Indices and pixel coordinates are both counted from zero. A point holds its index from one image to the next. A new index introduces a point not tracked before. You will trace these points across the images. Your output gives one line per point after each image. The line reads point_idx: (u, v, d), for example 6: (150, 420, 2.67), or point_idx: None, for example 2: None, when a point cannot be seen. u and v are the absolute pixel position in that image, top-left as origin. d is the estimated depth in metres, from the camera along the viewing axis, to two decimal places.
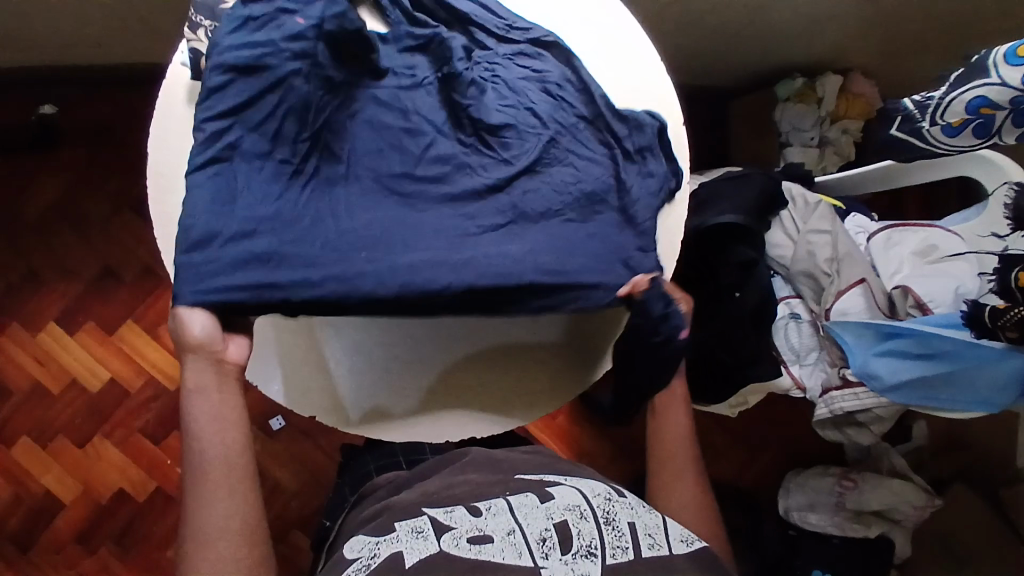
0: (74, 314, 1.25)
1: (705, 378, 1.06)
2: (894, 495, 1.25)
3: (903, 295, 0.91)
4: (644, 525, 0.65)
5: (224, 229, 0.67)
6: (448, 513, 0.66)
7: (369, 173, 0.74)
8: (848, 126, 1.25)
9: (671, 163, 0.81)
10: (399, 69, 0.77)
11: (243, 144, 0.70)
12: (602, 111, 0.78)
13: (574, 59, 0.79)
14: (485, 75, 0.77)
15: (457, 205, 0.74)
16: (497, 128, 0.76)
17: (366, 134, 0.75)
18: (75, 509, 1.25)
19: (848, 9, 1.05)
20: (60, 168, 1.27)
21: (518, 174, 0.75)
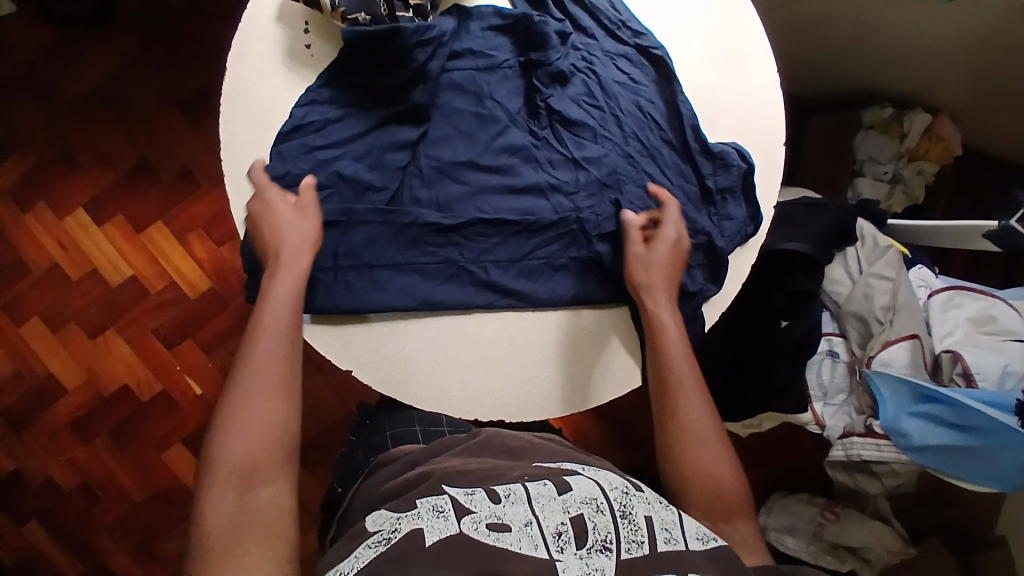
0: (103, 204, 1.22)
1: (727, 394, 1.05)
2: (870, 537, 1.26)
3: (952, 360, 0.89)
4: (660, 520, 0.58)
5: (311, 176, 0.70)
6: (469, 495, 0.59)
7: (431, 161, 0.72)
8: (923, 167, 1.20)
9: (751, 209, 0.76)
10: (479, 48, 0.73)
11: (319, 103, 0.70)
12: (690, 143, 0.75)
13: (676, 84, 0.75)
14: (580, 65, 0.75)
15: (519, 197, 0.74)
16: (573, 125, 0.75)
17: (439, 120, 0.73)
18: (76, 396, 1.25)
19: (960, 53, 1.00)
20: (113, 49, 1.22)
21: (586, 179, 0.74)
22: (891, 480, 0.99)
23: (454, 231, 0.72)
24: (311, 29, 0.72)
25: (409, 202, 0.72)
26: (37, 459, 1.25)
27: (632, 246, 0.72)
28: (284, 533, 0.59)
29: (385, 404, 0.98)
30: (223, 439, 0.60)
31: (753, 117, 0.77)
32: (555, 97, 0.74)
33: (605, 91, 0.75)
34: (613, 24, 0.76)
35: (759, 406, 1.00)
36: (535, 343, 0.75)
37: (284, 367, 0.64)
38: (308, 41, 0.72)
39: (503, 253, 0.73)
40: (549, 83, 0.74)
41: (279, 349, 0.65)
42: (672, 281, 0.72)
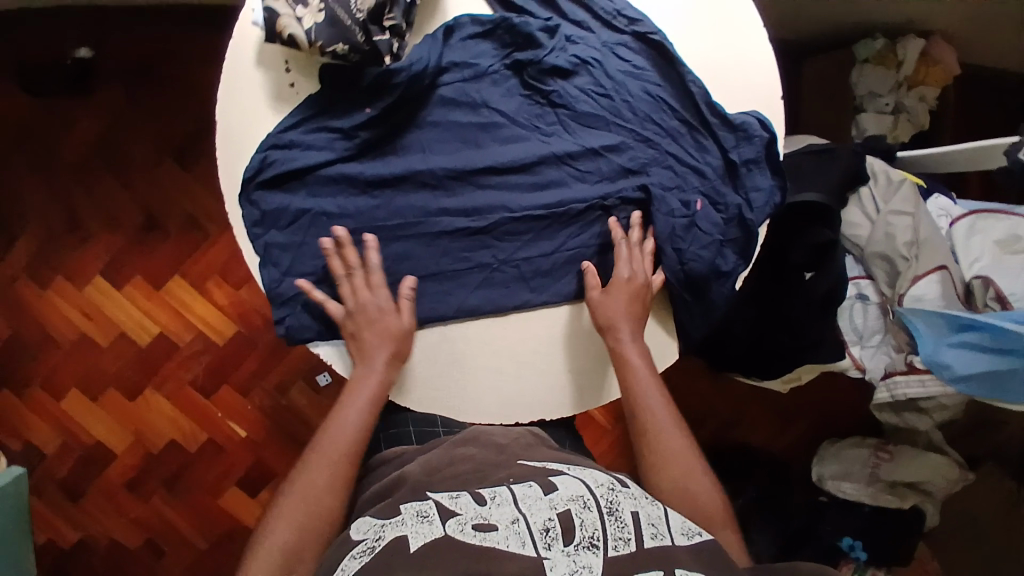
0: (119, 267, 1.24)
1: (758, 355, 1.06)
2: (927, 469, 1.25)
3: (983, 287, 0.89)
4: (646, 515, 0.59)
5: (315, 205, 0.69)
6: (454, 497, 0.61)
7: (442, 168, 0.70)
8: (925, 93, 1.17)
9: (778, 177, 0.74)
10: (463, 59, 0.70)
11: (310, 140, 0.67)
12: (708, 119, 0.74)
13: (681, 66, 0.73)
14: (581, 57, 0.72)
15: (541, 193, 0.74)
16: (584, 118, 0.73)
17: (442, 135, 0.71)
18: (127, 457, 1.28)
19: None
20: (102, 113, 1.24)
21: (609, 166, 0.74)
22: (939, 414, 0.99)
23: (485, 233, 0.73)
24: (293, 68, 0.69)
25: (436, 211, 0.71)
26: (98, 522, 1.29)
27: (591, 292, 0.73)
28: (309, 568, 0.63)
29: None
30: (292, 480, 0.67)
31: (747, 75, 0.75)
32: (560, 92, 0.73)
33: (611, 81, 0.73)
34: (608, 14, 0.73)
35: (795, 360, 1.01)
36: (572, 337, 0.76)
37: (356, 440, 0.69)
38: (291, 79, 0.69)
39: (541, 250, 0.74)
40: (549, 80, 0.72)
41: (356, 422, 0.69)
42: (637, 310, 0.73)
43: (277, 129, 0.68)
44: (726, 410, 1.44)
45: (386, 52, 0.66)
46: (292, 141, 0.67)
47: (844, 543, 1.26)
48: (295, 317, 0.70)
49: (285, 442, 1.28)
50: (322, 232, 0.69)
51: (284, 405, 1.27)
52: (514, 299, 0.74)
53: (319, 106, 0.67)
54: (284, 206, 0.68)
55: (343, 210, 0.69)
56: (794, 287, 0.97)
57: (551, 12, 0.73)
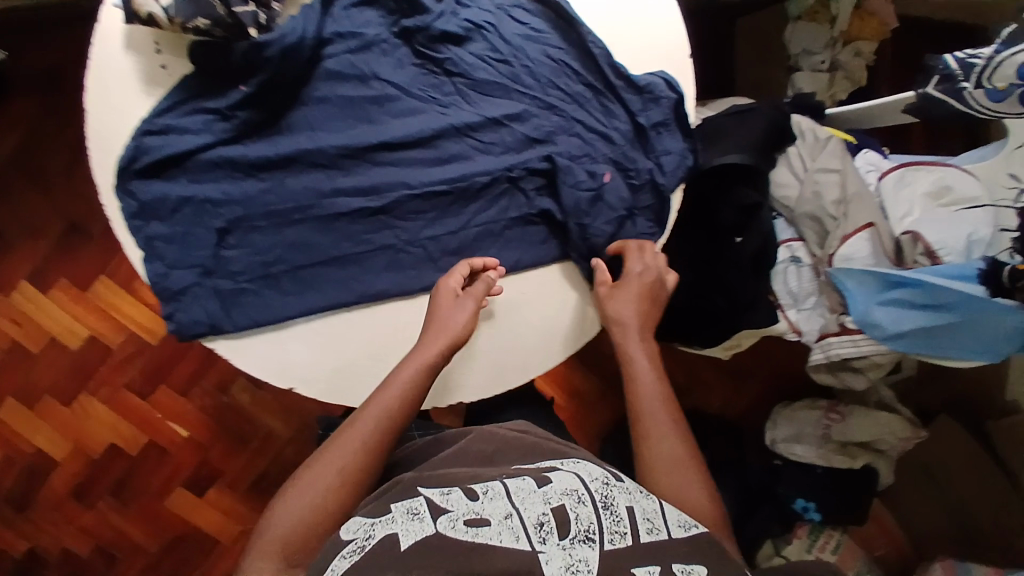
0: (44, 272, 1.20)
1: (697, 325, 1.02)
2: (879, 427, 1.24)
3: (912, 242, 0.87)
4: (642, 510, 0.56)
5: (197, 193, 0.65)
6: (445, 493, 0.56)
7: (331, 146, 0.67)
8: (860, 48, 1.14)
9: (689, 140, 0.73)
10: (346, 29, 0.67)
11: (185, 124, 0.64)
12: (612, 81, 0.71)
13: (581, 26, 0.70)
14: (475, 21, 0.70)
15: (443, 168, 0.70)
16: (482, 86, 0.70)
17: (330, 111, 0.67)
18: (69, 466, 1.25)
19: None
20: (13, 113, 1.19)
21: (514, 137, 0.71)
22: (875, 372, 0.98)
23: (385, 213, 0.69)
24: (164, 49, 0.65)
25: (330, 192, 0.67)
26: (46, 534, 1.26)
27: (602, 287, 0.70)
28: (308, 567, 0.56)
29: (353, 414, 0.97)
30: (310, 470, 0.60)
31: (651, 34, 0.72)
32: (454, 59, 0.69)
33: (508, 45, 0.70)
34: None
35: (732, 325, 0.97)
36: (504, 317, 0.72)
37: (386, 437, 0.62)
38: (163, 61, 0.65)
39: (439, 229, 0.70)
40: (441, 47, 0.69)
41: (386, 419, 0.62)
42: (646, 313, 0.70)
43: (150, 114, 0.64)
44: (681, 380, 1.43)
45: (250, 24, 0.62)
46: (166, 125, 0.63)
47: (798, 506, 1.27)
48: (186, 312, 0.65)
49: (231, 440, 1.25)
50: (207, 222, 0.65)
51: (226, 403, 1.24)
52: (421, 283, 0.69)
53: (194, 87, 0.64)
54: (164, 196, 0.64)
55: (228, 196, 0.65)
56: (724, 249, 0.94)
57: None
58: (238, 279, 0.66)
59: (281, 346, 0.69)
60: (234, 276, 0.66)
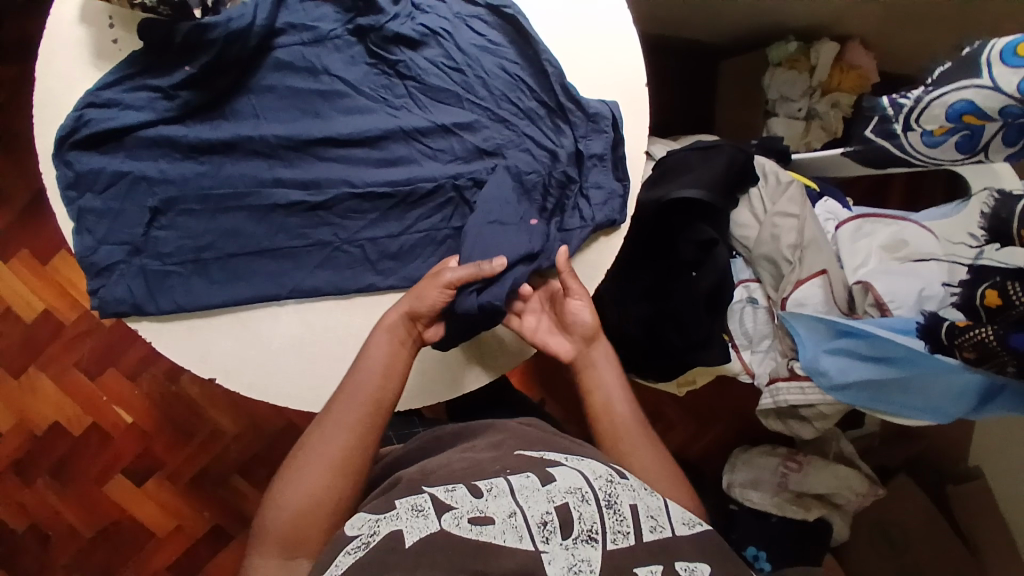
0: (7, 243, 1.19)
1: (653, 359, 1.02)
2: (836, 480, 1.22)
3: (863, 292, 0.86)
4: (645, 507, 0.56)
5: (135, 169, 0.65)
6: (449, 491, 0.56)
7: (276, 135, 0.67)
8: (839, 99, 1.15)
9: (624, 178, 0.72)
10: (300, 21, 0.67)
11: (126, 99, 0.64)
12: (563, 102, 0.71)
13: (537, 43, 0.70)
14: (432, 27, 0.70)
15: (389, 169, 0.70)
16: (434, 92, 0.71)
17: (279, 102, 0.68)
18: (10, 440, 1.23)
19: None
20: None
21: (463, 146, 0.71)
22: (823, 422, 0.96)
23: (325, 208, 0.68)
24: (117, 24, 0.65)
25: (270, 182, 0.67)
26: None
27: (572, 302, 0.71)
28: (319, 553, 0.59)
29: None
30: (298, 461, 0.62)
31: (604, 65, 0.74)
32: (407, 62, 0.70)
33: (463, 54, 0.70)
34: None
35: (684, 361, 0.97)
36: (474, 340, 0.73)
37: (371, 417, 0.63)
38: (115, 35, 0.65)
39: (373, 230, 0.69)
40: (396, 49, 0.69)
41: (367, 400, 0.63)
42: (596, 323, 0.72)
43: (95, 87, 0.64)
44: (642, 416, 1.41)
45: (196, 5, 0.64)
46: (109, 99, 0.64)
47: (748, 553, 1.25)
48: (110, 289, 0.64)
49: (175, 431, 1.23)
50: (143, 199, 0.65)
51: (173, 391, 1.23)
52: (352, 282, 0.68)
53: (142, 64, 0.64)
54: (100, 169, 0.64)
55: (167, 175, 0.65)
56: (679, 282, 0.95)
57: None
58: (167, 259, 0.66)
59: (210, 335, 0.68)
60: (163, 257, 0.66)
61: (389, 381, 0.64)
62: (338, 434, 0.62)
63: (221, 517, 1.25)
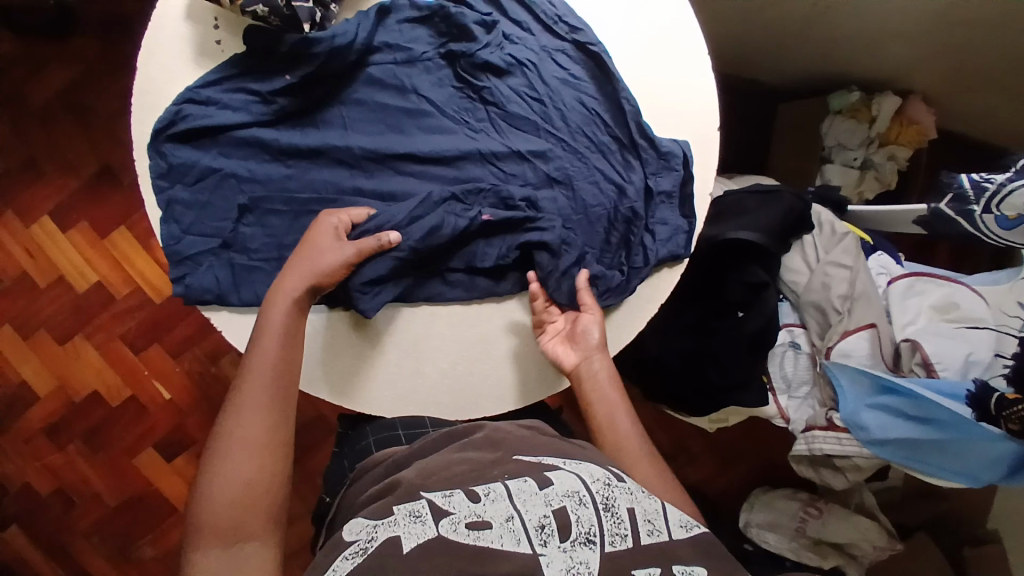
0: (68, 212, 1.23)
1: (689, 394, 1.03)
2: (855, 531, 1.21)
3: (911, 350, 0.86)
4: (643, 510, 0.55)
5: (225, 165, 0.67)
6: (446, 496, 0.55)
7: (360, 146, 0.69)
8: (896, 152, 1.15)
9: (687, 216, 0.74)
10: (396, 42, 0.69)
11: (224, 99, 0.66)
12: (637, 139, 0.72)
13: (618, 81, 0.72)
14: (518, 58, 0.72)
15: (461, 188, 0.71)
16: (513, 119, 0.72)
17: (365, 115, 0.70)
18: (48, 403, 1.26)
19: (915, 39, 0.97)
20: (71, 58, 1.23)
21: (535, 173, 0.72)
22: (856, 475, 0.96)
23: None
24: (221, 25, 0.68)
25: (350, 190, 0.69)
26: (12, 465, 1.27)
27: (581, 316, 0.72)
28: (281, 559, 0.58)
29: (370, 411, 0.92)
30: (212, 475, 0.58)
31: (681, 107, 0.74)
32: (491, 89, 0.71)
33: (545, 86, 0.72)
34: (548, 19, 0.72)
35: (721, 400, 0.98)
36: (522, 360, 0.73)
37: (281, 384, 0.62)
38: (218, 37, 0.68)
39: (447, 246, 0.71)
40: (481, 76, 0.71)
41: (273, 372, 0.62)
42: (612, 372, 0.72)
43: (195, 84, 0.67)
44: (666, 445, 1.41)
45: (305, 20, 0.65)
46: (208, 97, 0.66)
47: None
48: (195, 278, 0.67)
49: (208, 411, 1.26)
50: (230, 194, 0.67)
51: (211, 373, 1.25)
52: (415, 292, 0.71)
53: (243, 67, 0.67)
54: (193, 162, 0.67)
55: (254, 174, 0.68)
56: (725, 323, 0.95)
57: (488, 8, 0.73)
58: (244, 253, 0.68)
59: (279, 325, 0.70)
60: (250, 253, 0.68)
61: (293, 343, 0.64)
62: (258, 412, 0.61)
63: None
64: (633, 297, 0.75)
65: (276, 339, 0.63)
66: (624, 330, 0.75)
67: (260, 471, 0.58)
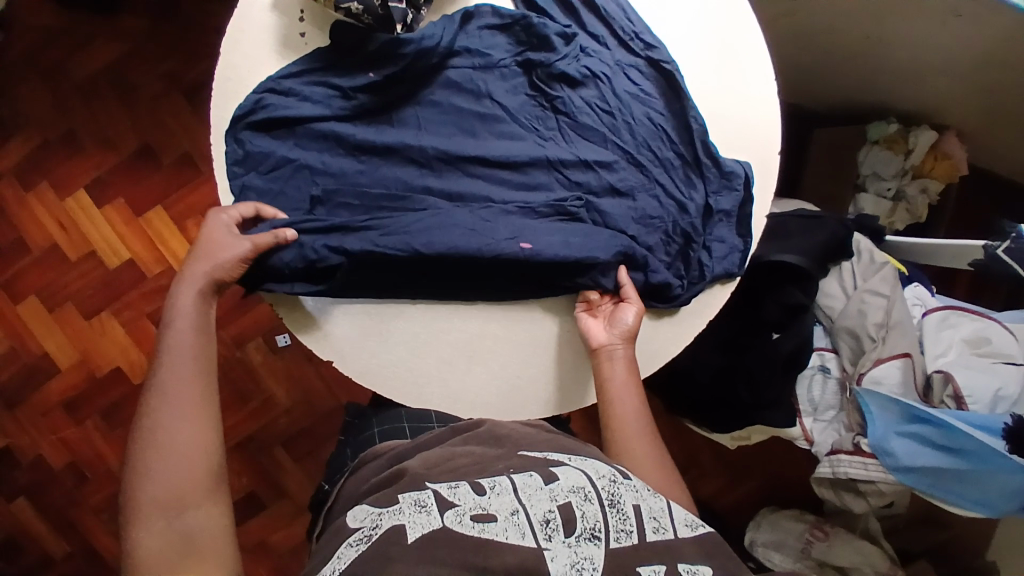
0: (104, 188, 1.23)
1: (716, 408, 1.06)
2: (859, 555, 1.22)
3: (942, 381, 0.88)
4: (648, 507, 0.54)
5: (301, 157, 0.68)
6: (452, 488, 0.54)
7: (432, 146, 0.70)
8: (928, 186, 1.17)
9: (744, 236, 0.75)
10: (475, 47, 0.71)
11: (304, 91, 0.68)
12: (701, 158, 0.74)
13: (687, 100, 0.73)
14: (593, 70, 0.73)
15: (525, 192, 0.72)
16: (582, 129, 0.73)
17: (439, 116, 0.71)
18: (67, 376, 1.26)
19: (956, 78, 0.99)
20: (122, 33, 1.24)
21: (599, 183, 0.73)
22: (877, 500, 0.98)
23: None
24: (306, 19, 0.70)
25: (420, 188, 0.70)
26: (28, 436, 1.27)
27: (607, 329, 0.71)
28: (221, 553, 0.57)
29: (377, 404, 0.94)
30: (138, 477, 0.57)
31: (745, 129, 0.76)
32: (564, 99, 0.73)
33: (616, 99, 0.73)
34: (625, 35, 0.74)
35: (748, 418, 1.00)
36: (572, 367, 0.74)
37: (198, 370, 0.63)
38: (302, 30, 0.70)
39: None
40: (554, 85, 0.73)
41: (191, 363, 0.63)
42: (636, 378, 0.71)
43: (277, 75, 0.68)
44: (678, 457, 1.43)
45: (398, 20, 0.68)
46: (290, 89, 0.68)
47: None
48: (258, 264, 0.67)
49: (231, 395, 1.27)
50: (301, 184, 0.68)
51: (236, 358, 1.27)
52: None
53: (325, 63, 0.69)
54: (270, 151, 0.68)
55: (327, 166, 0.69)
56: (759, 343, 0.97)
57: (566, 22, 0.75)
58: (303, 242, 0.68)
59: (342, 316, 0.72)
60: None
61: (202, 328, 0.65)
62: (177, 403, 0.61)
63: (258, 485, 1.28)
64: (685, 311, 0.76)
65: (189, 332, 0.64)
66: (669, 343, 0.76)
67: (187, 455, 0.59)
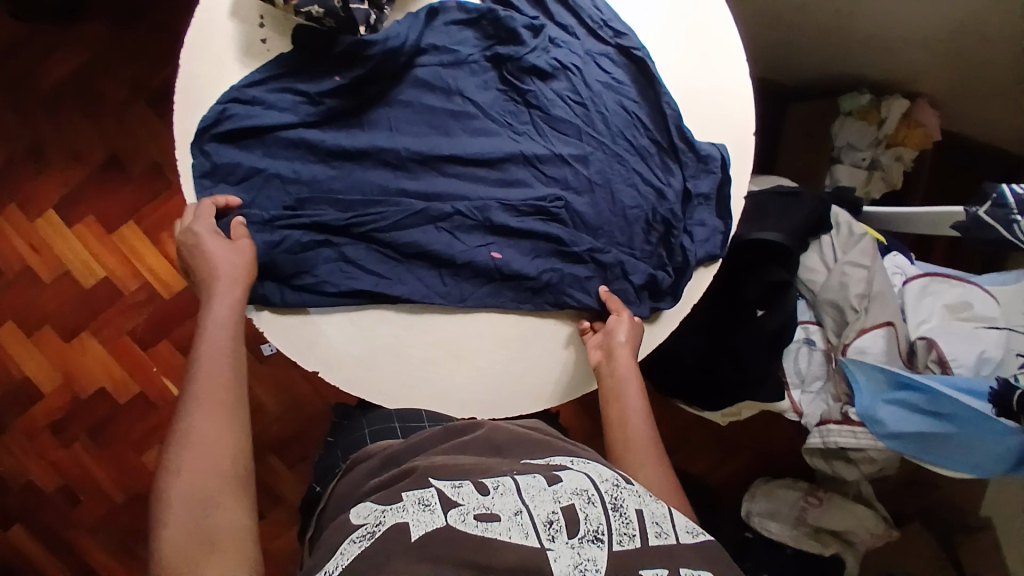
0: (73, 204, 1.20)
1: (700, 386, 1.07)
2: (851, 517, 1.25)
3: (927, 347, 0.89)
4: (651, 513, 0.53)
5: (271, 166, 0.67)
6: (456, 487, 0.54)
7: (405, 148, 0.69)
8: (902, 154, 1.17)
9: (724, 218, 0.75)
10: (443, 44, 0.70)
11: (270, 99, 0.67)
12: (677, 143, 0.73)
13: (660, 86, 0.73)
14: (563, 62, 0.72)
15: (502, 188, 0.71)
16: (556, 122, 0.72)
17: (410, 117, 0.70)
18: (52, 399, 1.24)
19: (925, 45, 0.99)
20: (81, 45, 1.21)
21: (576, 177, 0.72)
22: (867, 466, 1.00)
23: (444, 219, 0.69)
24: (267, 24, 0.69)
25: (395, 191, 0.69)
26: (16, 461, 1.25)
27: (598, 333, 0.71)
28: (246, 549, 0.53)
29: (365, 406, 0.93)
30: (170, 473, 0.55)
31: (720, 111, 0.75)
32: (535, 93, 0.72)
33: (588, 89, 0.73)
34: (593, 23, 0.73)
35: (736, 396, 1.02)
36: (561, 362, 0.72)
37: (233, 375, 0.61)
38: (264, 36, 0.69)
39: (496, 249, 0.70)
40: (524, 78, 0.72)
41: (222, 363, 0.61)
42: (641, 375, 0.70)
43: (241, 83, 0.67)
44: (671, 435, 1.45)
45: (361, 21, 0.66)
46: (256, 97, 0.67)
47: None
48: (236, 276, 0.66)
49: None
50: (273, 194, 0.67)
51: None
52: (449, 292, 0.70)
53: (291, 69, 0.68)
54: (239, 161, 0.67)
55: (299, 174, 0.68)
56: (745, 322, 0.98)
57: (533, 12, 0.74)
58: (278, 253, 0.66)
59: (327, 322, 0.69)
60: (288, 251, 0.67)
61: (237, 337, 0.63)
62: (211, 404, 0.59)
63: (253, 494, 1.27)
64: None
65: (222, 334, 0.63)
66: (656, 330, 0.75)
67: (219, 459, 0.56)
